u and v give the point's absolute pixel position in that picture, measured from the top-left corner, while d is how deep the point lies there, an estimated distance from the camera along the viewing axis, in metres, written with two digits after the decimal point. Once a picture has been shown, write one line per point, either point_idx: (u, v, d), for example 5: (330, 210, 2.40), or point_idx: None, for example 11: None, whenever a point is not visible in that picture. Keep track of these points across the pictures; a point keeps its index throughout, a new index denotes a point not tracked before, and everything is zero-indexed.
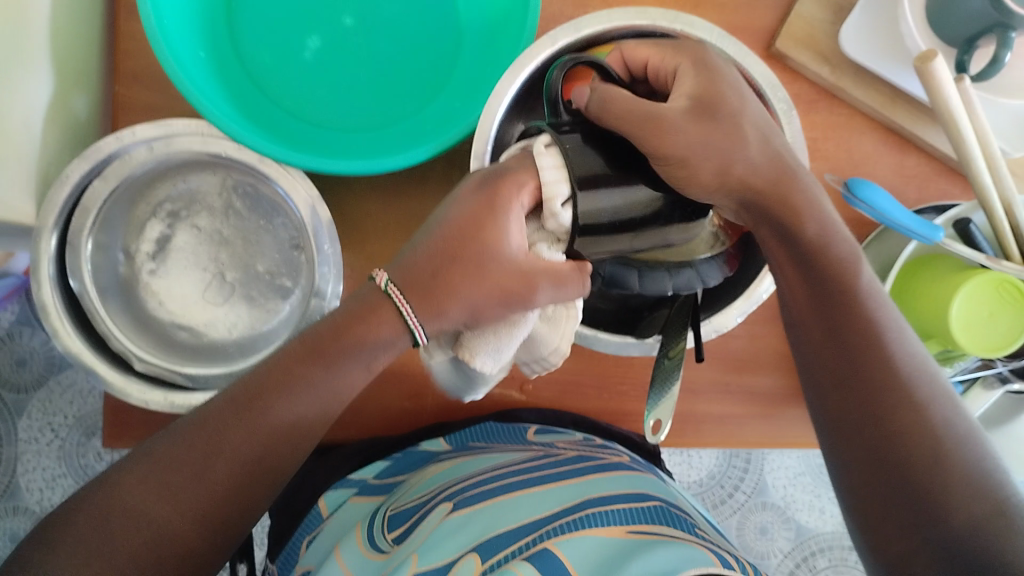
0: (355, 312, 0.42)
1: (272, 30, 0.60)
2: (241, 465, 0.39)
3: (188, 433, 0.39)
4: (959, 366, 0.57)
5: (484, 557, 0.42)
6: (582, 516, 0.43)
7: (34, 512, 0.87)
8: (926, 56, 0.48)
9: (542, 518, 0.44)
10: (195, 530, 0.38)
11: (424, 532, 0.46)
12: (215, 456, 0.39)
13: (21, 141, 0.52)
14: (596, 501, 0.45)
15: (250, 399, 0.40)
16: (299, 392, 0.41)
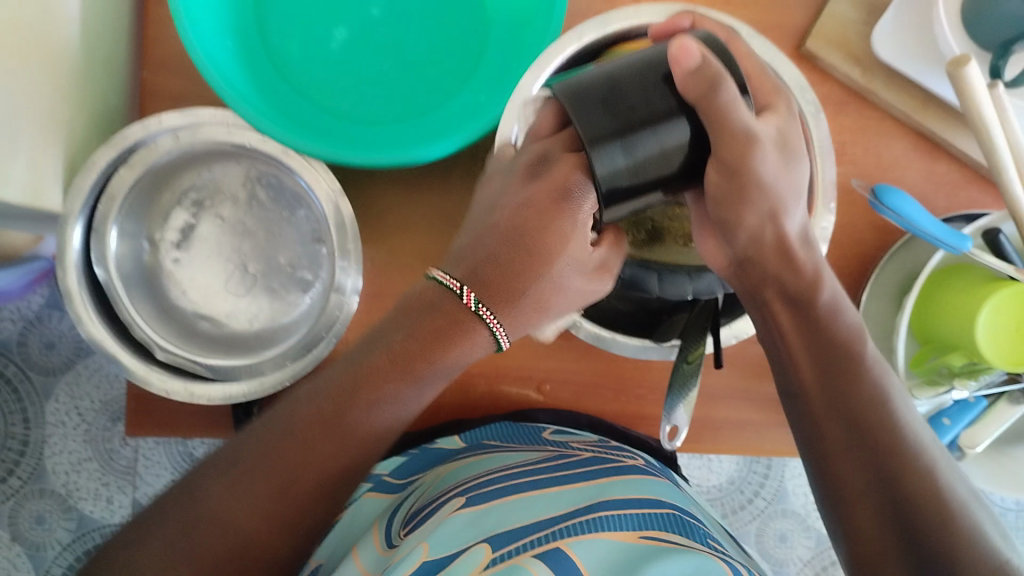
0: (435, 326, 0.41)
1: (301, 21, 0.60)
2: (323, 473, 0.40)
3: (268, 439, 0.40)
4: (984, 379, 0.55)
5: (494, 548, 0.42)
6: (592, 518, 0.43)
7: (60, 494, 0.89)
8: (959, 60, 0.47)
9: (555, 517, 0.44)
10: (272, 530, 0.39)
11: (433, 526, 0.46)
12: (291, 462, 0.40)
13: (51, 128, 0.53)
14: (607, 505, 0.45)
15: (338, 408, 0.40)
16: (378, 403, 0.41)
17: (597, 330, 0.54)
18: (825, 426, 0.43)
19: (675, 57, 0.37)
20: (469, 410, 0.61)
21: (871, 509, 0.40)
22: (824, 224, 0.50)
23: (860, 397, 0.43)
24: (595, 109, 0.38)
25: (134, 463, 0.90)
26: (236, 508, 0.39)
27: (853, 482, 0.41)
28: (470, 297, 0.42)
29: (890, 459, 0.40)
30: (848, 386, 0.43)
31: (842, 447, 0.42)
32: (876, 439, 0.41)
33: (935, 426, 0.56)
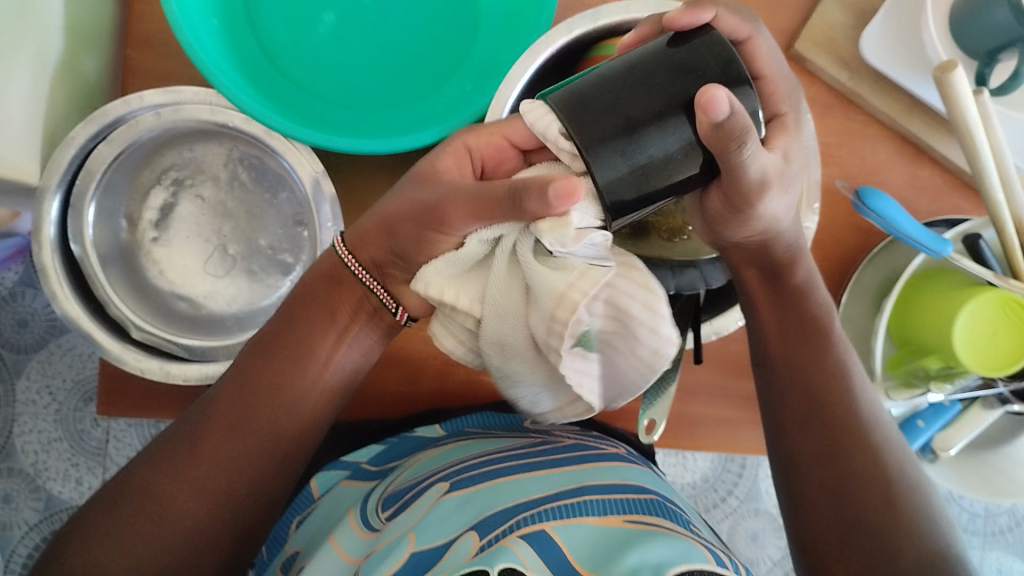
0: (316, 283, 0.47)
1: (289, 3, 0.59)
2: (240, 450, 0.43)
3: (198, 426, 0.44)
4: (959, 383, 0.55)
5: (481, 535, 0.41)
6: (577, 501, 0.43)
7: (28, 474, 0.87)
8: (946, 65, 0.48)
9: (537, 499, 0.44)
10: (204, 508, 0.42)
11: (417, 513, 0.46)
12: (210, 442, 0.43)
13: (30, 100, 0.52)
14: (591, 489, 0.45)
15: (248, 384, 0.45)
16: (271, 366, 0.45)
17: None
18: (786, 406, 0.47)
19: (701, 95, 0.33)
20: (447, 401, 0.60)
21: (818, 487, 0.44)
22: (807, 225, 0.50)
23: (821, 380, 0.47)
24: (608, 113, 0.34)
25: (105, 445, 0.89)
26: (171, 489, 0.42)
27: (804, 460, 0.46)
28: (354, 263, 0.46)
29: (838, 441, 0.45)
30: (812, 368, 0.47)
31: (800, 425, 0.46)
32: (830, 422, 0.45)
33: (908, 429, 0.57)
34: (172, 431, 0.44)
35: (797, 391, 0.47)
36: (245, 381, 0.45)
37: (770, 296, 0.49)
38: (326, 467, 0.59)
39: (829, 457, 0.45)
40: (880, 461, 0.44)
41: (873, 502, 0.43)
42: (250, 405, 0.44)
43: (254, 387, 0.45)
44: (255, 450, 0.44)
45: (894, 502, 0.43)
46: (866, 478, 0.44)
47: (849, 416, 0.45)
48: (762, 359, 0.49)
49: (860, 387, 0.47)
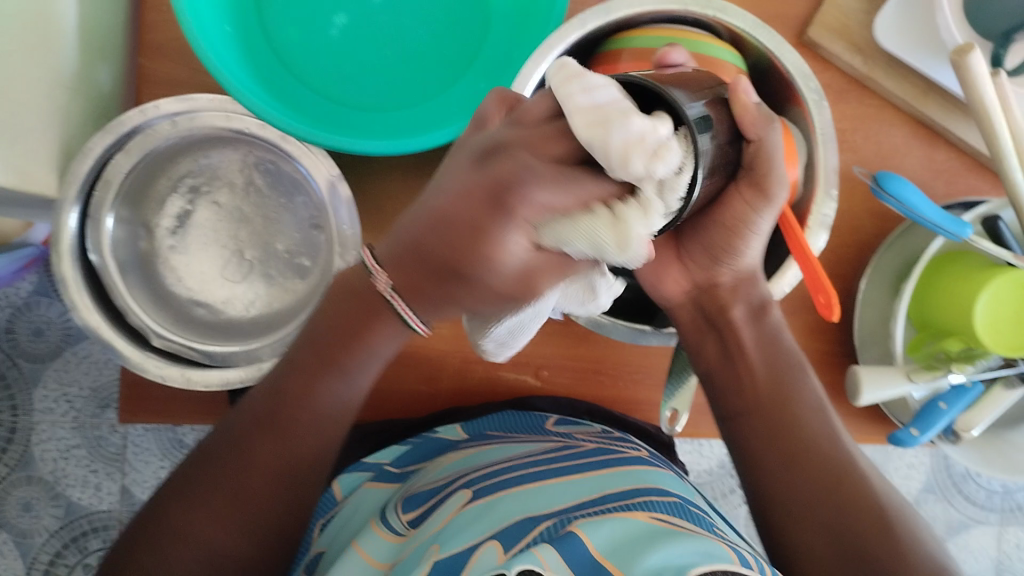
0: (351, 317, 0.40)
1: (299, 7, 0.60)
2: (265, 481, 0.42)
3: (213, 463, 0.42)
4: (982, 365, 0.54)
5: (506, 544, 0.41)
6: (602, 508, 0.43)
7: (48, 481, 0.88)
8: (964, 48, 0.48)
9: (561, 509, 0.44)
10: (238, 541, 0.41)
11: (442, 520, 0.46)
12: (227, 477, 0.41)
13: (46, 114, 0.51)
14: (615, 496, 0.45)
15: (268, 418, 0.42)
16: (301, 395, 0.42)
17: (596, 316, 0.52)
18: (762, 455, 0.48)
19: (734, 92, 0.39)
20: (467, 398, 0.61)
21: (812, 529, 0.45)
22: (825, 212, 0.50)
23: (791, 427, 0.48)
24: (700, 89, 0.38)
25: (123, 450, 0.89)
26: (203, 524, 0.41)
27: (791, 504, 0.46)
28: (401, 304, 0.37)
29: (827, 484, 0.46)
30: (789, 415, 0.48)
31: (782, 472, 0.47)
32: (808, 465, 0.46)
33: (929, 410, 0.55)
34: (199, 466, 0.42)
35: (773, 444, 0.48)
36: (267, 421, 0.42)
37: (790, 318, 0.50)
38: (349, 471, 0.60)
39: (818, 496, 0.45)
40: (869, 495, 0.45)
41: (866, 527, 0.44)
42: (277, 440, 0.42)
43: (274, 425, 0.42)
44: (281, 487, 0.42)
45: (889, 524, 0.44)
46: (854, 506, 0.44)
47: (830, 452, 0.47)
48: (739, 402, 0.50)
49: (834, 428, 0.48)
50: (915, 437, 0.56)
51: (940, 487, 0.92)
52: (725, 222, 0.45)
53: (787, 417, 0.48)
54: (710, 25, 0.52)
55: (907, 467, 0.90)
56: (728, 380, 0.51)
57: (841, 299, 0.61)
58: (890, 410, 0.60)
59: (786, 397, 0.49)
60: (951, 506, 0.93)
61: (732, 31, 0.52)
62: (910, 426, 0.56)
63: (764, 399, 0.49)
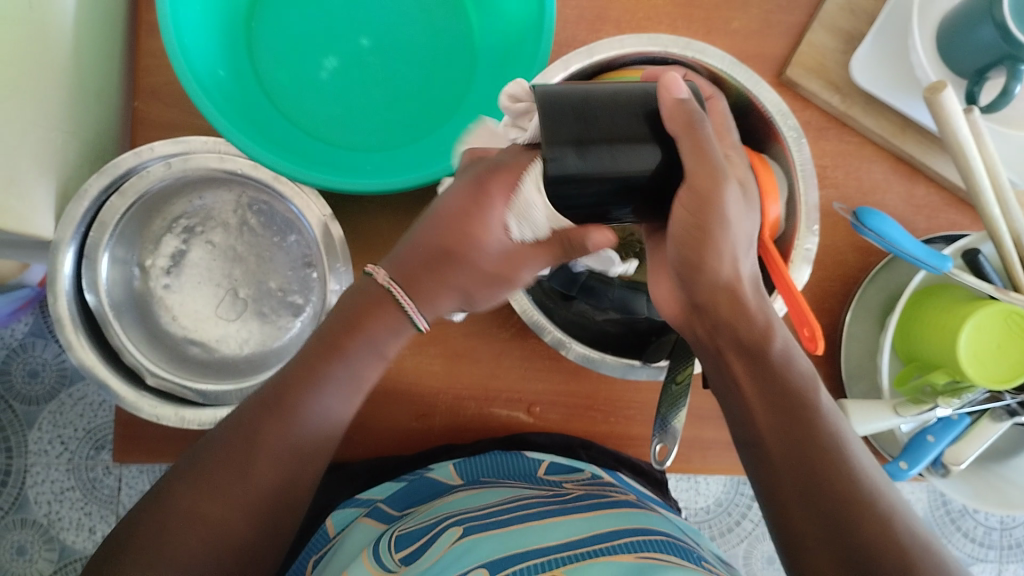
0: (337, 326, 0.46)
1: (291, 51, 0.61)
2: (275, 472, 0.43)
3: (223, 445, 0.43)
4: (967, 398, 0.54)
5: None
6: (588, 550, 0.43)
7: (42, 524, 0.88)
8: (936, 86, 0.49)
9: (551, 547, 0.44)
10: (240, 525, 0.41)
11: (432, 557, 0.46)
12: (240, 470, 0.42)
13: (45, 157, 0.53)
14: (603, 536, 0.45)
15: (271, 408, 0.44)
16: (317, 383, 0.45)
17: (587, 351, 0.53)
18: (782, 479, 0.41)
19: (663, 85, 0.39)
20: (460, 434, 0.61)
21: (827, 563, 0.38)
22: (807, 246, 0.51)
23: (809, 443, 0.41)
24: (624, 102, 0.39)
25: (117, 493, 0.89)
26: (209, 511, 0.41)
27: (809, 539, 0.39)
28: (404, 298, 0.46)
29: (837, 516, 0.39)
30: (809, 432, 0.41)
31: (793, 495, 0.40)
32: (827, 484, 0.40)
33: (917, 443, 0.56)
34: None
35: (786, 468, 0.41)
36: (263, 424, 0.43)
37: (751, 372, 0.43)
38: (343, 505, 0.60)
39: (831, 532, 0.38)
40: (889, 525, 0.38)
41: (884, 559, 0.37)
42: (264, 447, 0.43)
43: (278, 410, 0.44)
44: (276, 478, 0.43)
45: None
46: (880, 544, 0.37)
47: (846, 475, 0.40)
48: (750, 432, 0.43)
49: (847, 449, 0.42)
50: (904, 470, 0.56)
51: (938, 523, 0.92)
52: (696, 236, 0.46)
53: (805, 436, 0.41)
54: (690, 66, 0.53)
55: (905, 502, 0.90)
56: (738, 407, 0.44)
57: (827, 333, 0.61)
58: (879, 443, 0.61)
59: (804, 409, 0.42)
60: (950, 542, 0.93)
61: (711, 71, 0.53)
62: (899, 460, 0.56)
63: (773, 427, 0.42)
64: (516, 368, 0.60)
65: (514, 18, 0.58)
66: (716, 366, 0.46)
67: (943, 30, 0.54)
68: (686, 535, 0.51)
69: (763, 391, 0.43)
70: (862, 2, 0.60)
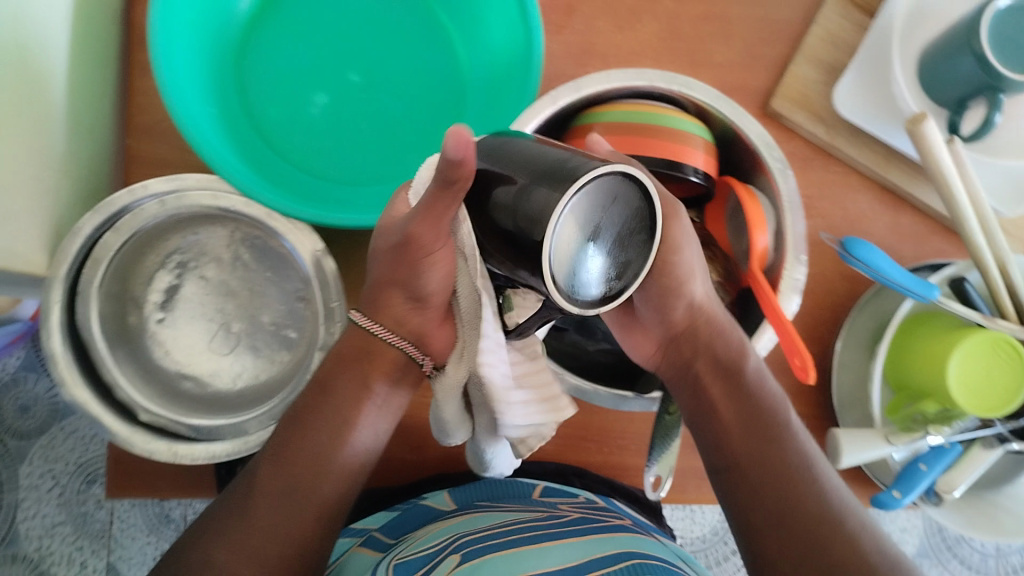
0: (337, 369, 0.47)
1: (282, 86, 0.62)
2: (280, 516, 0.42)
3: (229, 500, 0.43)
4: (958, 426, 0.56)
5: None
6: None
7: (32, 561, 0.87)
8: (918, 117, 0.50)
9: (548, 572, 0.44)
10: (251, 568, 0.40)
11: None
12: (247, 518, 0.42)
13: (40, 195, 0.53)
14: (598, 562, 0.45)
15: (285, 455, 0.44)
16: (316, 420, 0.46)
17: (580, 383, 0.53)
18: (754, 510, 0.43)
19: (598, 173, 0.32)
20: (455, 464, 0.61)
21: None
22: (796, 276, 0.51)
23: (780, 470, 0.44)
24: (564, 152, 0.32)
25: (108, 527, 0.88)
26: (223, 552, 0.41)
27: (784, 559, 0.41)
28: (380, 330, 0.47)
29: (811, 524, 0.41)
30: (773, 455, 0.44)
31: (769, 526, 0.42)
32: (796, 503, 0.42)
33: (910, 473, 0.55)
34: None
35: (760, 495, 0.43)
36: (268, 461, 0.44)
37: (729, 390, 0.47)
38: (338, 537, 0.59)
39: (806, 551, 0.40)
40: (857, 544, 0.40)
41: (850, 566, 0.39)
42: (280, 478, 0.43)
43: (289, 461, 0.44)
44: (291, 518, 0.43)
45: None
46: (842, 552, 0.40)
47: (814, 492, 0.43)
48: (720, 457, 0.46)
49: (822, 475, 0.44)
50: (897, 499, 0.56)
51: (934, 550, 0.92)
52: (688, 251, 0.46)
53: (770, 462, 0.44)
54: (676, 99, 0.54)
55: (901, 529, 0.90)
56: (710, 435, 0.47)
57: (817, 361, 0.62)
58: (872, 471, 0.61)
59: (766, 439, 0.45)
60: (946, 569, 0.93)
61: (697, 105, 0.54)
62: (892, 489, 0.56)
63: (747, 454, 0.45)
64: None
65: (502, 53, 0.59)
66: (687, 391, 0.49)
67: (924, 61, 0.55)
68: (683, 561, 0.51)
69: (739, 411, 0.46)
70: (844, 36, 0.61)
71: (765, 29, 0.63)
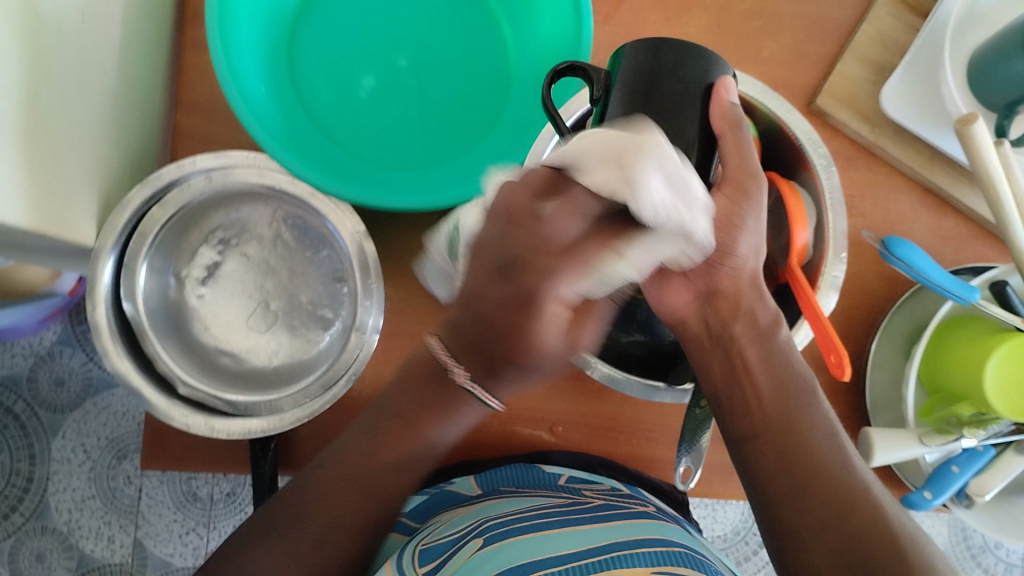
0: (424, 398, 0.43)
1: (332, 69, 0.63)
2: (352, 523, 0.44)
3: (301, 501, 0.44)
4: (993, 430, 0.55)
5: None
6: (609, 557, 0.44)
7: (61, 532, 0.89)
8: (967, 119, 0.50)
9: (568, 555, 0.45)
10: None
11: (455, 563, 0.47)
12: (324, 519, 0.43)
13: (91, 169, 0.54)
14: (621, 545, 0.46)
15: (356, 461, 0.44)
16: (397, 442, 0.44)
17: (612, 372, 0.53)
18: (772, 479, 0.44)
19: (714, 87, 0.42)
20: (483, 450, 0.62)
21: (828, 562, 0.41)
22: (835, 273, 0.51)
23: (809, 455, 0.44)
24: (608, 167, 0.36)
25: (137, 502, 0.90)
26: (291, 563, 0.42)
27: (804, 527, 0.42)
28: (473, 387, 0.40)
29: (839, 504, 0.41)
30: (796, 432, 0.44)
31: (790, 494, 0.43)
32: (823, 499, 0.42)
33: (941, 475, 0.55)
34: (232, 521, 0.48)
35: (777, 467, 0.44)
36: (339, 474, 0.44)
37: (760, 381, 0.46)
38: None
39: (830, 519, 0.41)
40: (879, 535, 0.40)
41: (882, 548, 0.39)
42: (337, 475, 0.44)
43: (357, 472, 0.44)
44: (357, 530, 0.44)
45: None
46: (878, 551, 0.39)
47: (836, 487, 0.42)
48: (749, 424, 0.46)
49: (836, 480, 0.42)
50: (928, 500, 0.56)
51: (958, 559, 0.91)
52: (723, 253, 0.46)
53: (787, 440, 0.44)
54: None
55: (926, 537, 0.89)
56: (735, 406, 0.47)
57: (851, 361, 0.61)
58: (902, 473, 0.60)
59: (794, 417, 0.45)
60: None
61: (743, 98, 0.54)
62: (922, 490, 0.56)
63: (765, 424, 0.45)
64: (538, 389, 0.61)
65: (551, 41, 0.59)
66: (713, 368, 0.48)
67: (975, 63, 0.55)
68: (705, 549, 0.51)
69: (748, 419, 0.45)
70: (894, 35, 0.61)
71: (814, 25, 0.62)
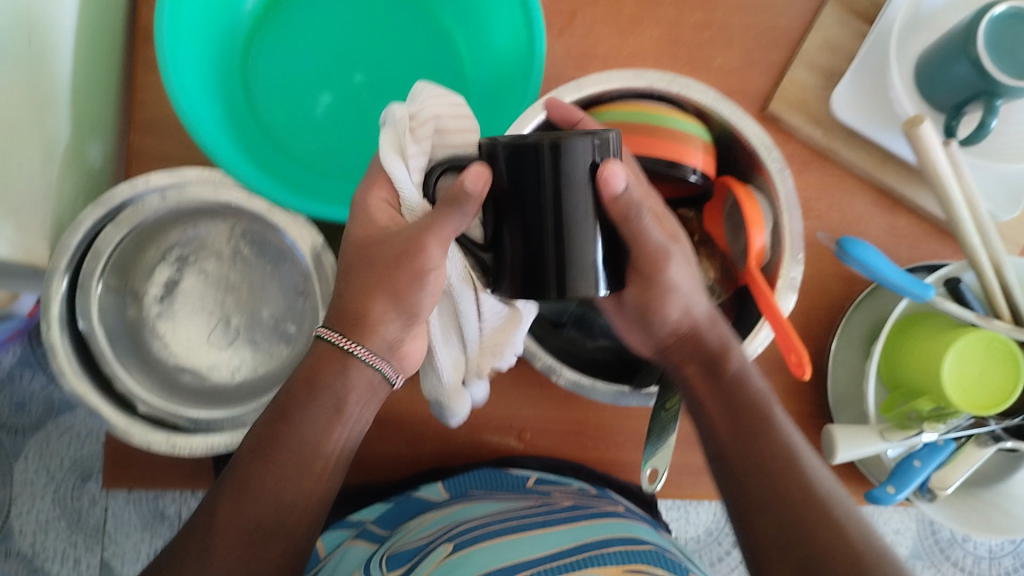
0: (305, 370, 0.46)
1: (286, 85, 0.63)
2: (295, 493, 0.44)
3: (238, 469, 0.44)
4: (953, 423, 0.56)
5: None
6: (579, 557, 0.44)
7: (26, 556, 0.87)
8: (914, 120, 0.50)
9: (540, 556, 0.45)
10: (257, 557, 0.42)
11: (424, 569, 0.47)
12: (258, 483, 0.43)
13: (43, 190, 0.53)
14: (593, 545, 0.46)
15: (268, 432, 0.44)
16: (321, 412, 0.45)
17: (577, 378, 0.53)
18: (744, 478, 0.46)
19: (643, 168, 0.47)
20: (452, 459, 0.62)
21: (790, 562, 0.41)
22: (792, 275, 0.52)
23: (769, 461, 0.44)
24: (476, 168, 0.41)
25: (103, 523, 0.88)
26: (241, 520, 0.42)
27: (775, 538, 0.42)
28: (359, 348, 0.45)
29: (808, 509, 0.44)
30: (761, 446, 0.45)
31: (759, 512, 0.43)
32: (783, 506, 0.43)
33: (903, 468, 0.56)
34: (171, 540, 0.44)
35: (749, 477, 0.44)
36: (263, 442, 0.44)
37: (719, 383, 0.47)
38: (333, 527, 0.61)
39: (795, 524, 0.42)
40: (849, 539, 0.40)
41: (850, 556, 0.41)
42: (245, 510, 0.42)
43: (285, 441, 0.44)
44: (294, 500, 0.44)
45: None
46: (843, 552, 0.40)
47: (798, 488, 0.43)
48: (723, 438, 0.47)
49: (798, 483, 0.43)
50: (891, 494, 0.56)
51: (927, 552, 0.92)
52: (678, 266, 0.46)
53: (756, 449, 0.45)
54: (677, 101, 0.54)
55: (893, 532, 0.90)
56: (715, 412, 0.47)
57: (812, 361, 0.62)
58: (867, 469, 0.61)
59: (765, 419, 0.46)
60: (938, 571, 0.93)
61: (696, 107, 0.54)
62: (886, 484, 0.57)
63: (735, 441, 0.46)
64: (505, 396, 0.61)
65: (504, 54, 0.59)
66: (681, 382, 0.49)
67: (921, 67, 0.56)
68: (673, 546, 0.52)
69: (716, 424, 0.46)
70: (843, 40, 0.62)
71: (763, 34, 0.63)
